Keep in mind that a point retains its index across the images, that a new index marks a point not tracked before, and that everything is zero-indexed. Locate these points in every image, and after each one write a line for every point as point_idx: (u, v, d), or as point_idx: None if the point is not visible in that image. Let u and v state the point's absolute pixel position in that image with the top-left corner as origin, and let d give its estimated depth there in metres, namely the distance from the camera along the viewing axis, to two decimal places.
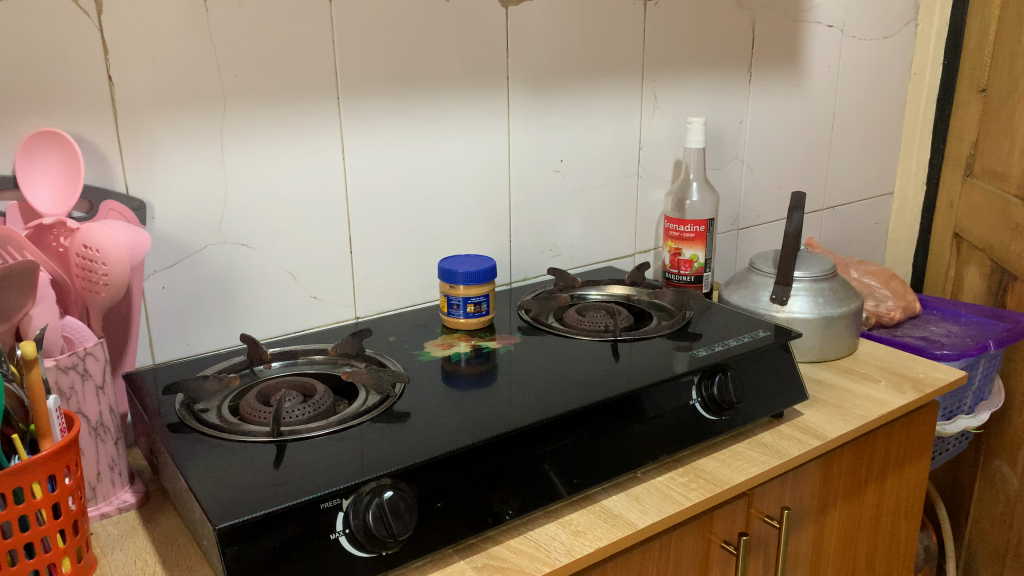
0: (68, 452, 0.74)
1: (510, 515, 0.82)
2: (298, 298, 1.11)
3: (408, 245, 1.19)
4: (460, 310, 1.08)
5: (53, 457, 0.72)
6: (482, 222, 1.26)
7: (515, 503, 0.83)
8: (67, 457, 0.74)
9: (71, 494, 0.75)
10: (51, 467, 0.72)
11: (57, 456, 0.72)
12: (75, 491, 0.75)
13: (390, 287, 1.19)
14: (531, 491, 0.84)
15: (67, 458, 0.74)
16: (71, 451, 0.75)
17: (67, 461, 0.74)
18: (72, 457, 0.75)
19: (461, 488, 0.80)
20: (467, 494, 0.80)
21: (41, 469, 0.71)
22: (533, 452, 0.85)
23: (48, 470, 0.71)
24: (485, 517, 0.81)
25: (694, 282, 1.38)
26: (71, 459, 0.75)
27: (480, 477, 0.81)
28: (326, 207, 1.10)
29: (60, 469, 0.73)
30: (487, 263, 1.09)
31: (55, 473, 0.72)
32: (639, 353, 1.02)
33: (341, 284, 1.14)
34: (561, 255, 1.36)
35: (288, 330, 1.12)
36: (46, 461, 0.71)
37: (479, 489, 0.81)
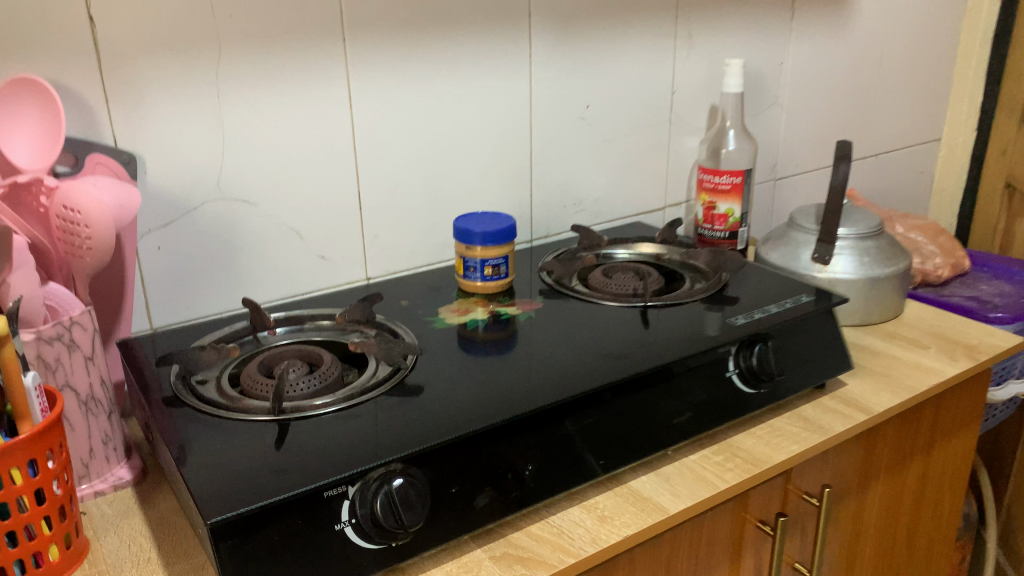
0: (52, 433, 0.68)
1: (530, 476, 0.76)
2: (305, 258, 1.04)
3: (422, 201, 1.11)
4: (477, 273, 1.00)
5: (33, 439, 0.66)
6: (501, 175, 1.17)
7: (535, 460, 0.76)
8: (50, 438, 0.68)
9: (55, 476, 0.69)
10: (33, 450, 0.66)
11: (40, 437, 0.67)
12: (61, 472, 0.70)
13: (402, 246, 1.12)
14: (552, 445, 0.77)
15: (51, 439, 0.68)
16: (55, 430, 0.69)
17: (50, 442, 0.68)
18: (57, 436, 0.69)
19: (478, 442, 0.73)
20: (484, 448, 0.74)
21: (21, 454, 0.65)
22: (560, 406, 0.78)
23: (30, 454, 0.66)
24: (503, 473, 0.75)
25: (728, 239, 1.31)
26: (55, 439, 0.69)
27: (500, 429, 0.74)
28: (333, 160, 1.02)
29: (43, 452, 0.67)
30: (507, 222, 1.00)
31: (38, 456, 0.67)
32: (672, 322, 0.95)
33: (351, 242, 1.07)
34: (585, 210, 1.28)
35: (295, 293, 1.05)
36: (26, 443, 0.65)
37: (497, 442, 0.74)
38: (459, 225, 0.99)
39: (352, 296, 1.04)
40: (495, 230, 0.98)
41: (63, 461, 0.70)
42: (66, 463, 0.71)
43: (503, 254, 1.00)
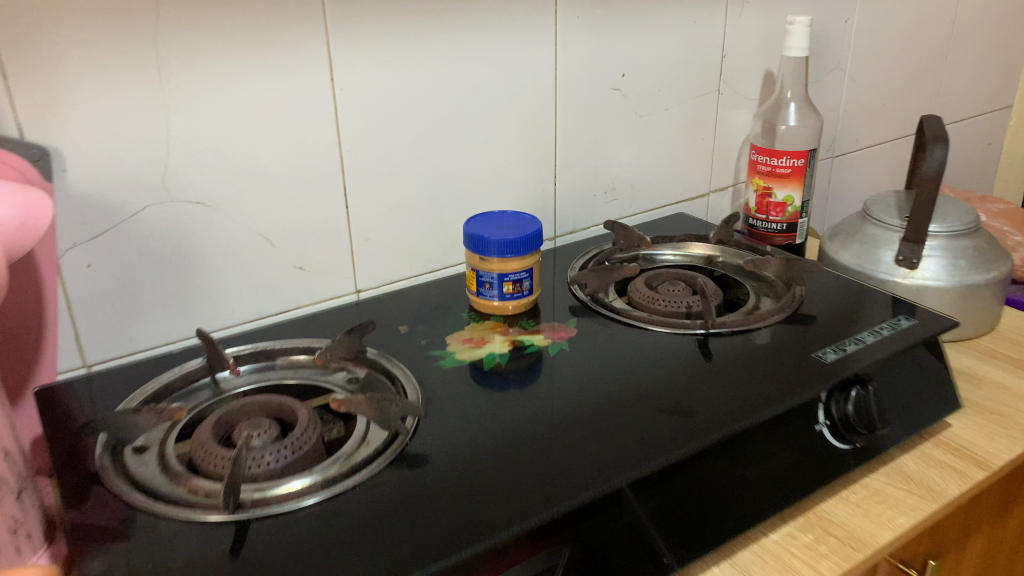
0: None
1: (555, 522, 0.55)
2: (278, 269, 0.84)
3: (423, 195, 0.90)
4: (494, 290, 0.80)
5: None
6: (519, 161, 0.96)
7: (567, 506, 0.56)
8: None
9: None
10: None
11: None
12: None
13: (400, 251, 0.91)
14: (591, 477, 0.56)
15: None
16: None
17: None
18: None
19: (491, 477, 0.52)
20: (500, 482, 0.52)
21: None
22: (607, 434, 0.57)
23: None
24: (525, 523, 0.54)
25: (786, 232, 1.11)
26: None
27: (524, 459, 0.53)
28: (310, 148, 0.81)
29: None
30: (531, 226, 0.80)
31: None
32: (743, 359, 0.75)
33: (335, 248, 0.86)
34: (618, 200, 1.07)
35: (267, 314, 0.85)
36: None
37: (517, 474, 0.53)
38: (470, 232, 0.78)
39: (336, 318, 0.84)
40: (516, 237, 0.77)
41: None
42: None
43: (525, 267, 0.80)
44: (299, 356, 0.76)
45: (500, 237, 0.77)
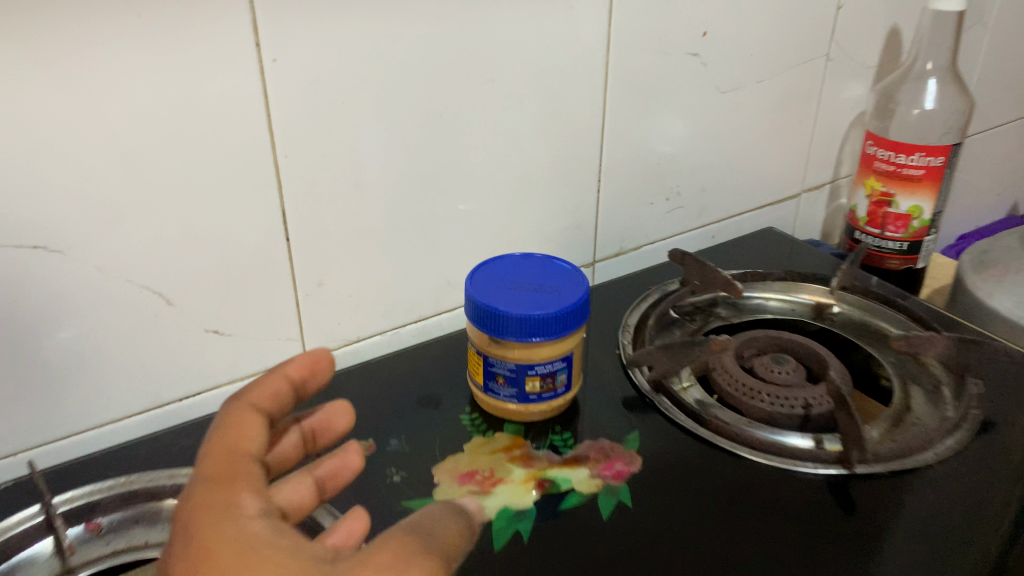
0: (213, 501, 0.30)
1: None
2: (181, 337, 0.55)
3: (410, 215, 0.60)
4: (511, 388, 0.51)
5: (235, 448, 0.33)
6: (552, 159, 0.66)
7: None
8: (221, 500, 0.30)
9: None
10: (244, 459, 0.33)
11: (225, 471, 0.32)
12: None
13: (373, 296, 0.62)
14: None
15: (229, 494, 0.31)
16: (201, 502, 0.30)
17: (228, 502, 0.30)
18: (219, 520, 0.30)
19: None
20: None
21: (251, 443, 0.33)
22: None
23: (247, 457, 0.33)
24: None
25: (904, 254, 0.81)
26: (224, 513, 0.30)
27: None
28: (228, 155, 0.51)
29: (256, 492, 0.31)
30: (573, 290, 0.51)
31: (258, 486, 0.32)
32: (920, 531, 0.46)
33: (270, 301, 0.57)
34: (683, 208, 0.77)
35: (166, 400, 0.56)
36: (235, 420, 0.34)
37: None
38: (478, 300, 0.49)
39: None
40: (552, 312, 0.48)
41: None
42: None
43: (563, 353, 0.51)
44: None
45: (526, 314, 0.48)
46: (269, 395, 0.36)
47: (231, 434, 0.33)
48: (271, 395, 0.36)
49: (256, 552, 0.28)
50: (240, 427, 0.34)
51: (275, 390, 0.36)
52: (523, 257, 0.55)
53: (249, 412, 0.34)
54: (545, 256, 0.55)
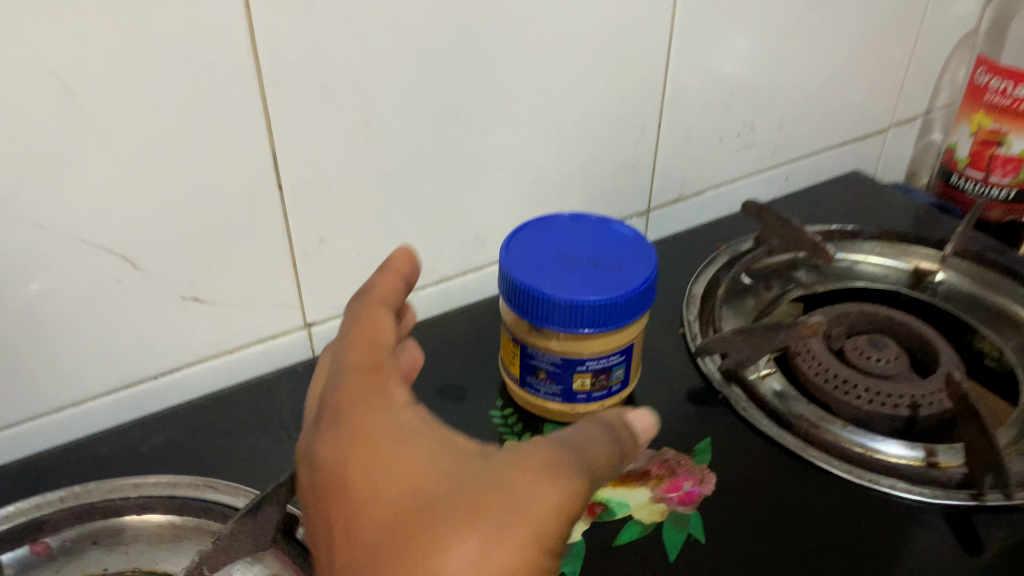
0: (365, 394, 0.32)
1: None
2: (153, 308, 0.45)
3: (433, 156, 0.49)
4: (555, 385, 0.41)
5: (370, 341, 0.34)
6: (605, 89, 0.54)
7: None
8: (373, 388, 0.32)
9: (525, 472, 0.28)
10: (381, 352, 0.34)
11: (368, 360, 0.33)
12: (502, 502, 0.27)
13: (386, 253, 0.51)
14: None
15: (377, 387, 0.32)
16: (353, 395, 0.31)
17: (381, 392, 0.32)
18: (372, 412, 0.31)
19: None
20: None
21: (385, 335, 0.34)
22: None
23: (382, 350, 0.34)
24: None
25: (1011, 204, 0.68)
26: (375, 404, 0.31)
27: None
28: (202, 85, 0.40)
29: (400, 386, 0.32)
30: (637, 266, 0.40)
31: (398, 380, 0.33)
32: None
33: (262, 263, 0.47)
34: (755, 147, 0.65)
35: (138, 378, 0.46)
36: (368, 318, 0.35)
37: None
38: (517, 279, 0.39)
39: (262, 399, 0.45)
40: (611, 297, 0.38)
41: (447, 473, 0.29)
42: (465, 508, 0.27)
43: (622, 346, 0.40)
44: (174, 521, 0.39)
45: (578, 300, 0.37)
46: (391, 291, 0.37)
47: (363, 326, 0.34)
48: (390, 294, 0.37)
49: (410, 443, 0.30)
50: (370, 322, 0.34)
51: (396, 287, 0.37)
52: (571, 220, 0.44)
53: (376, 308, 0.35)
54: (599, 219, 0.44)
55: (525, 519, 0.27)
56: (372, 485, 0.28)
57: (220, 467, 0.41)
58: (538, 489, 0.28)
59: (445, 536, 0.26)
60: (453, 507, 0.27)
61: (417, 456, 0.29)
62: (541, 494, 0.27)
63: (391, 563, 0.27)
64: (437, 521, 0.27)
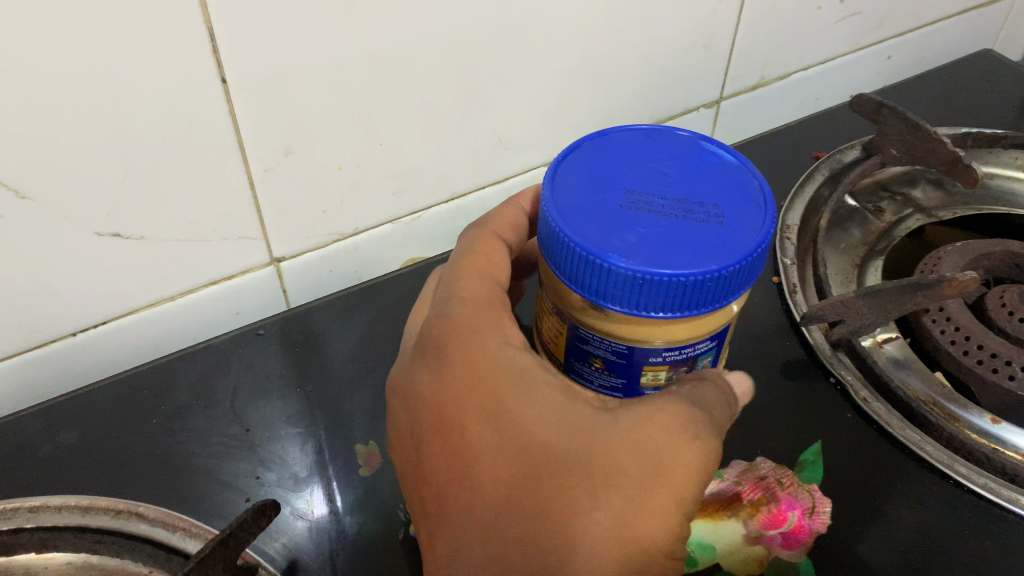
0: (477, 322, 0.28)
1: None
2: (54, 251, 0.32)
3: (444, 34, 0.35)
4: (615, 378, 0.29)
5: (482, 270, 0.31)
6: None
7: None
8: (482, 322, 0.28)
9: (663, 432, 0.25)
10: (493, 284, 0.30)
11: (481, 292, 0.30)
12: (641, 463, 0.25)
13: (379, 165, 0.38)
14: None
15: (489, 318, 0.29)
16: (461, 325, 0.28)
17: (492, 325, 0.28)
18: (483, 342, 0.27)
19: None
20: None
21: (498, 266, 0.31)
22: None
23: (491, 280, 0.31)
24: None
25: None
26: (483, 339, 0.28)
27: None
28: None
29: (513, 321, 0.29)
30: (744, 219, 0.27)
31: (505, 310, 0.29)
32: None
33: (209, 185, 0.34)
34: (859, 15, 0.50)
35: (49, 337, 0.34)
36: (480, 245, 0.31)
37: None
38: (569, 234, 0.26)
39: (209, 384, 0.36)
40: (714, 268, 0.25)
41: (573, 429, 0.25)
42: (602, 470, 0.25)
43: (714, 330, 0.28)
44: (88, 560, 0.29)
45: (666, 272, 0.25)
46: (509, 224, 0.33)
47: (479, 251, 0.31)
48: (508, 224, 0.34)
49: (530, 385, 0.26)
50: (487, 248, 0.31)
51: (515, 221, 0.34)
52: (643, 142, 0.31)
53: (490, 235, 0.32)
54: (682, 143, 0.31)
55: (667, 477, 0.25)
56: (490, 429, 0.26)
57: (142, 479, 0.31)
58: (678, 451, 0.25)
59: (583, 496, 0.24)
60: (587, 474, 0.24)
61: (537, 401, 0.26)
62: (681, 454, 0.25)
63: (520, 519, 0.24)
64: (572, 490, 0.24)
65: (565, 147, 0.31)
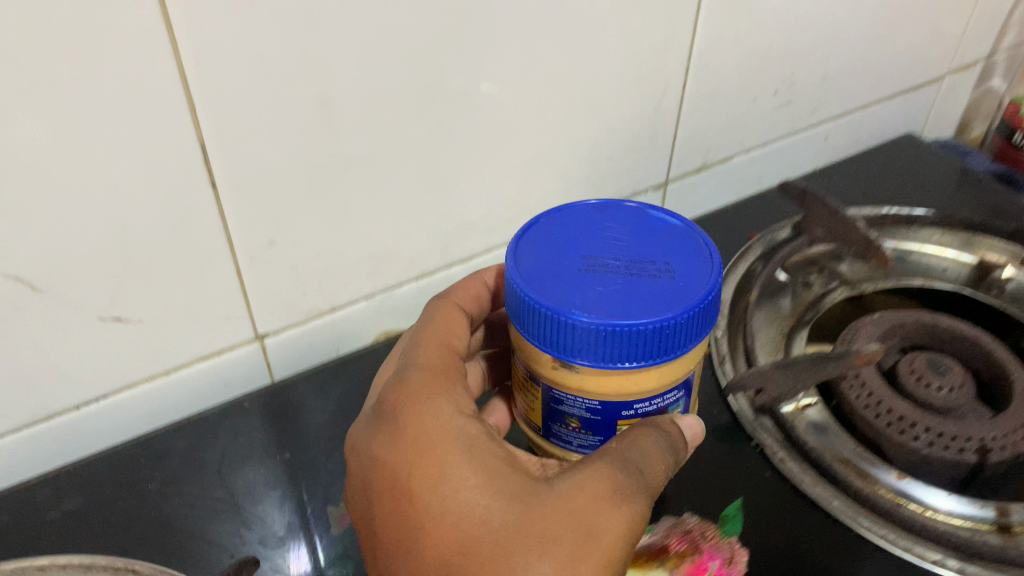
0: (431, 388, 0.32)
1: None
2: (62, 335, 0.36)
3: (410, 137, 0.40)
4: (591, 436, 0.33)
5: (440, 343, 0.35)
6: (625, 43, 0.44)
7: None
8: (434, 390, 0.32)
9: (592, 500, 0.29)
10: (450, 355, 0.35)
11: (438, 362, 0.34)
12: (573, 530, 0.28)
13: (354, 251, 0.43)
14: None
15: (441, 385, 0.32)
16: (417, 392, 0.32)
17: (441, 393, 0.32)
18: (435, 408, 0.31)
19: None
20: None
21: (454, 341, 0.36)
22: None
23: (453, 351, 0.35)
24: None
25: None
26: (435, 406, 0.31)
27: None
28: (102, 65, 0.30)
29: (464, 390, 0.33)
30: (691, 272, 0.32)
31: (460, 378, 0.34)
32: None
33: (200, 274, 0.38)
34: (794, 104, 0.55)
35: (55, 411, 0.38)
36: (439, 316, 0.37)
37: None
38: (538, 299, 0.30)
39: (199, 453, 0.40)
40: (670, 316, 0.29)
41: (513, 497, 0.29)
42: (537, 537, 0.28)
43: (676, 379, 0.32)
44: None
45: (629, 322, 0.29)
46: (469, 297, 0.39)
47: (439, 326, 0.36)
48: (471, 296, 0.40)
49: (476, 455, 0.30)
50: (447, 322, 0.37)
51: (478, 294, 0.40)
52: (595, 216, 0.35)
53: (452, 309, 0.38)
54: (630, 214, 0.36)
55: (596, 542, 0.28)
56: (438, 500, 0.29)
57: (138, 538, 0.35)
58: (605, 518, 0.28)
59: (519, 564, 0.27)
60: (524, 536, 0.28)
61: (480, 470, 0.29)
62: (608, 521, 0.28)
63: None
64: (510, 549, 0.27)
65: (525, 224, 0.35)
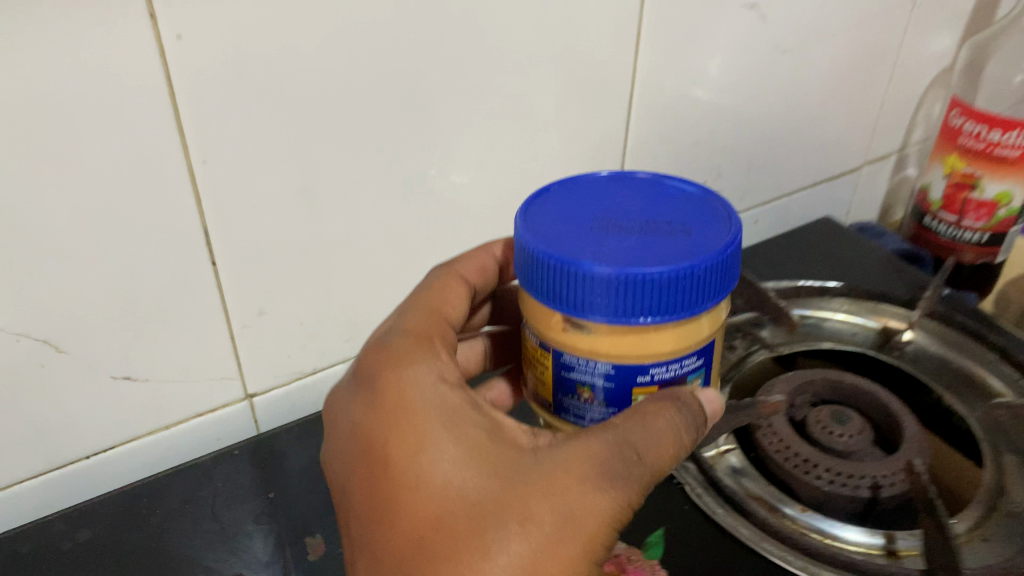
0: (413, 353, 0.35)
1: None
2: (78, 394, 0.42)
3: (381, 223, 0.47)
4: (605, 406, 0.33)
5: (432, 308, 0.39)
6: (567, 143, 0.52)
7: None
8: (417, 359, 0.35)
9: (578, 480, 0.30)
10: (439, 322, 0.38)
11: (424, 330, 0.37)
12: (557, 510, 0.30)
13: (333, 319, 0.49)
14: None
15: (423, 352, 0.35)
16: (402, 356, 0.35)
17: (424, 363, 0.34)
18: (415, 379, 0.34)
19: None
20: None
21: (446, 308, 0.40)
22: None
23: (442, 318, 0.39)
24: None
25: (982, 248, 0.64)
26: (417, 379, 0.34)
27: None
28: (126, 169, 0.37)
29: (447, 356, 0.36)
30: (706, 232, 0.33)
31: (448, 349, 0.37)
32: None
33: (199, 340, 0.44)
34: (724, 192, 0.63)
35: (68, 460, 0.43)
36: (440, 282, 0.41)
37: None
38: (554, 254, 0.31)
39: (195, 492, 0.46)
40: (688, 266, 0.30)
41: (494, 474, 0.31)
42: (517, 513, 0.29)
43: (696, 343, 0.33)
44: None
45: (645, 270, 0.30)
46: (475, 268, 0.43)
47: (438, 293, 0.40)
48: (477, 266, 0.43)
49: (457, 430, 0.32)
50: (445, 290, 0.41)
51: (483, 265, 0.43)
52: (608, 186, 0.37)
53: (453, 279, 0.41)
54: (644, 184, 0.37)
55: (574, 516, 0.30)
56: (418, 473, 0.31)
57: (139, 567, 0.42)
58: (591, 498, 0.30)
59: (495, 540, 0.29)
60: (505, 511, 0.30)
61: (462, 445, 0.32)
62: (590, 500, 0.30)
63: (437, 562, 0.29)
64: (488, 524, 0.29)
65: (538, 193, 0.37)
